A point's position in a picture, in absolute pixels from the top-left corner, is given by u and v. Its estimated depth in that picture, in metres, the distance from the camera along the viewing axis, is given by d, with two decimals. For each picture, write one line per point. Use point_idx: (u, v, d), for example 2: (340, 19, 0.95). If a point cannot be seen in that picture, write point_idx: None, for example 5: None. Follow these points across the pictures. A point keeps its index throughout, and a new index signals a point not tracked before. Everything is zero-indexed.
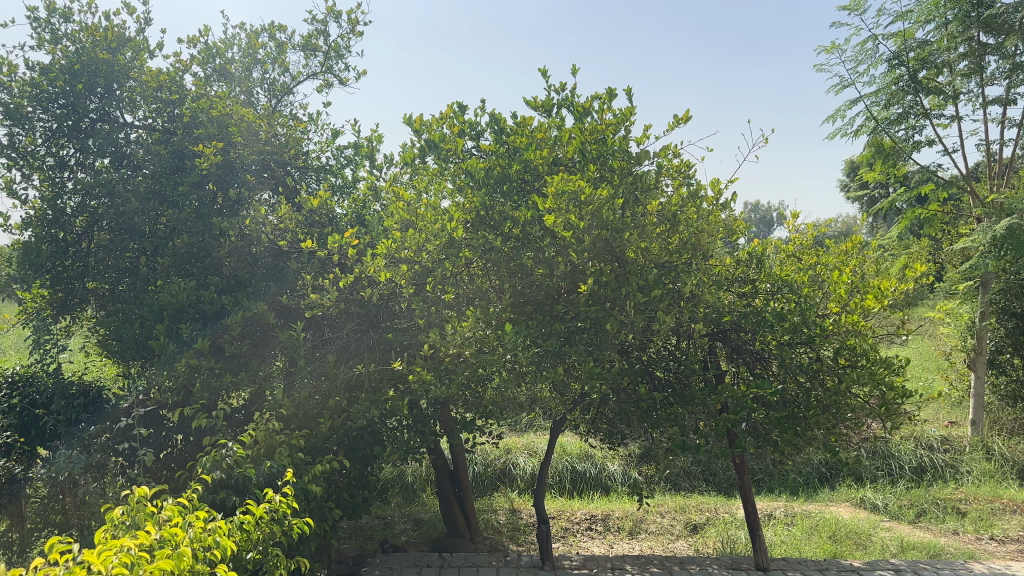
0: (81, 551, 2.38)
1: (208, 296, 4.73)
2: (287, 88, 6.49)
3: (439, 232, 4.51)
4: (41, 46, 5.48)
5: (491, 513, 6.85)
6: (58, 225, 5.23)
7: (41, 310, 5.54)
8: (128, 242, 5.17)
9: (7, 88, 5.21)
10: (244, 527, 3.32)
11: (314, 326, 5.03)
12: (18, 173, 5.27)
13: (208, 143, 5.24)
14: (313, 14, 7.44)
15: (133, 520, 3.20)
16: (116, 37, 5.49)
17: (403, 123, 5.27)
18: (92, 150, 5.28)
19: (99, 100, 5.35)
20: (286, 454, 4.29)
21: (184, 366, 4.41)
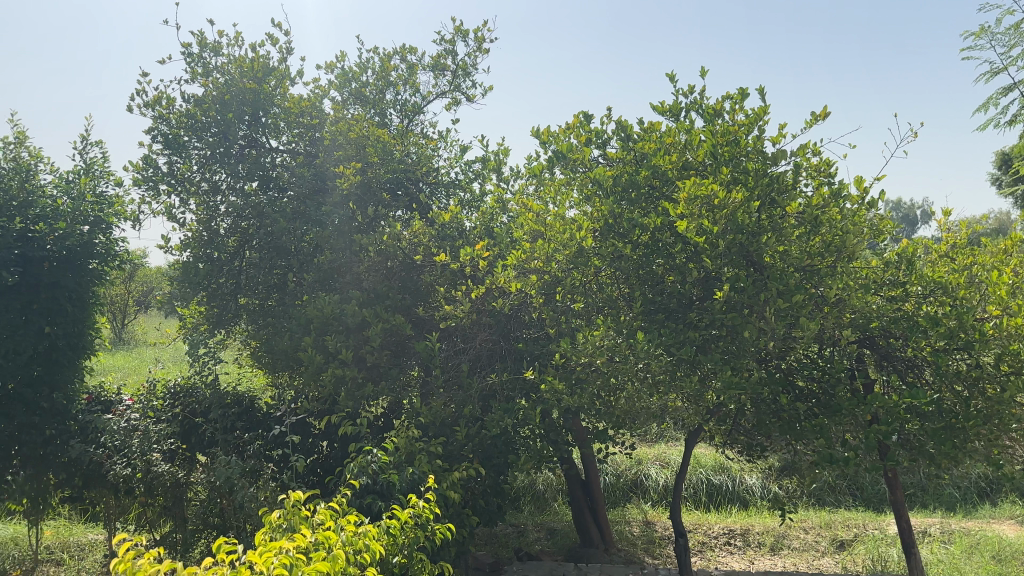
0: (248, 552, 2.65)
1: (350, 309, 4.92)
2: (419, 108, 6.48)
3: (569, 241, 4.56)
4: (195, 79, 5.73)
5: (625, 524, 6.78)
6: (214, 245, 5.59)
7: (199, 326, 5.84)
8: (276, 260, 5.46)
9: (167, 120, 5.55)
10: (391, 532, 3.48)
11: (448, 337, 5.15)
12: (176, 199, 5.61)
13: (347, 164, 5.43)
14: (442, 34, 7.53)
15: (291, 522, 3.45)
16: (261, 67, 5.66)
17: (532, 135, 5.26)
18: (243, 174, 5.53)
19: (247, 128, 5.58)
20: (426, 462, 4.41)
21: (330, 377, 4.78)
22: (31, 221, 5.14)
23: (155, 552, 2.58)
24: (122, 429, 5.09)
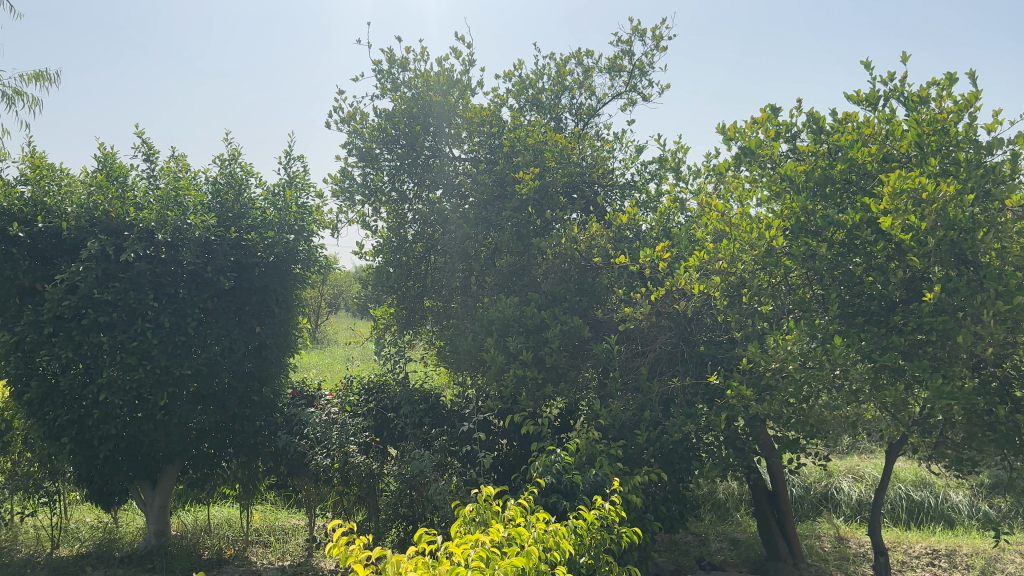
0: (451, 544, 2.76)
1: (529, 311, 5.01)
2: (595, 110, 6.49)
3: (759, 241, 4.40)
4: (384, 94, 6.06)
5: (814, 539, 6.44)
6: (402, 250, 5.88)
7: (389, 327, 6.15)
8: (458, 264, 5.65)
9: (361, 134, 5.91)
10: (579, 532, 3.51)
11: (627, 339, 5.10)
12: (370, 208, 5.94)
13: (526, 169, 5.51)
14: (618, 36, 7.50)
15: (482, 517, 3.56)
16: (446, 80, 5.90)
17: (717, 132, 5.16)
18: (429, 184, 5.81)
19: (433, 138, 5.84)
20: (608, 464, 4.41)
21: (512, 377, 4.91)
22: (244, 230, 5.62)
23: (364, 539, 2.76)
24: (322, 421, 5.54)
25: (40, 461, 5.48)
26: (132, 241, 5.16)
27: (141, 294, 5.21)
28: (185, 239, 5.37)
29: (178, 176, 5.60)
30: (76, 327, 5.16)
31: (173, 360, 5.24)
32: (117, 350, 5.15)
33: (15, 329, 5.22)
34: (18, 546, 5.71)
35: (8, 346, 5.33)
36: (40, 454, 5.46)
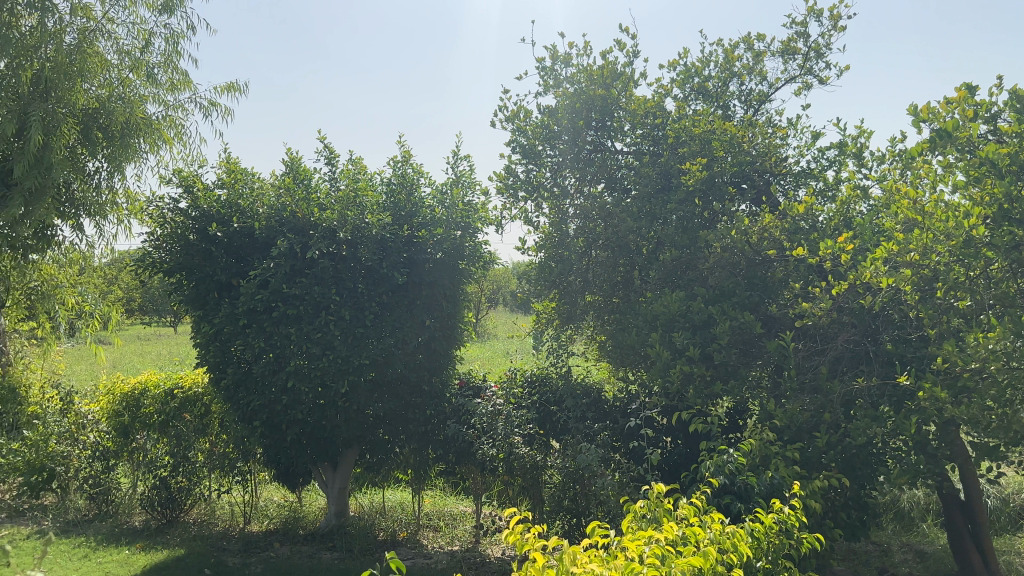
0: (627, 539, 2.74)
1: (697, 306, 4.86)
2: (766, 95, 6.21)
3: (955, 230, 4.07)
4: (547, 91, 6.08)
5: (1014, 555, 5.88)
6: (564, 246, 5.82)
7: (550, 321, 6.14)
8: (620, 258, 5.59)
9: (524, 132, 5.95)
10: (757, 535, 3.39)
11: (804, 336, 4.87)
12: (532, 204, 5.98)
13: (693, 160, 5.34)
14: (792, 16, 7.13)
15: (654, 514, 3.52)
16: (610, 72, 5.83)
17: (910, 113, 4.93)
18: (591, 178, 5.77)
19: (595, 132, 5.81)
20: (785, 466, 4.23)
21: (678, 373, 4.80)
22: (415, 228, 5.81)
23: (540, 528, 2.79)
24: (488, 412, 5.68)
25: (234, 442, 5.94)
26: (317, 239, 5.50)
27: (325, 289, 5.56)
28: (363, 236, 5.65)
29: (355, 177, 5.88)
30: (267, 319, 5.57)
31: (353, 351, 5.54)
32: (303, 341, 5.53)
33: (215, 320, 5.70)
34: (216, 520, 6.22)
35: (208, 337, 5.82)
36: (235, 436, 5.93)
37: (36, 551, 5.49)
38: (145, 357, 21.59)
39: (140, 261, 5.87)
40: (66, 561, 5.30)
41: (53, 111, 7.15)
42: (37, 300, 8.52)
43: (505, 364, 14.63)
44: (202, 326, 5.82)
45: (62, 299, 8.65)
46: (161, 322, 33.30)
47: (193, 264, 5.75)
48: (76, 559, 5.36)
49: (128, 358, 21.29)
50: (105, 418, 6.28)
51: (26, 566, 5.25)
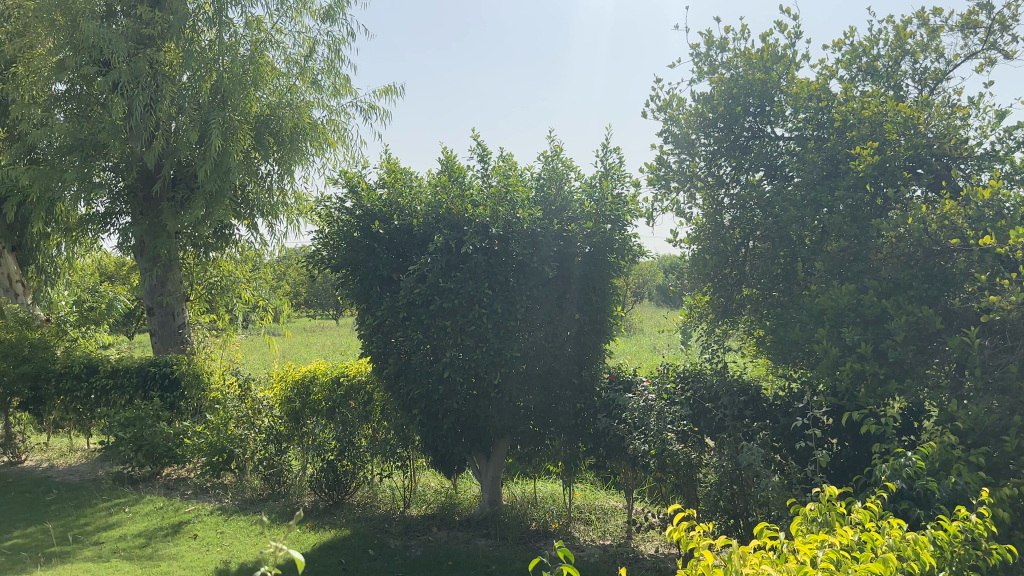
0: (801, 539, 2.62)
1: (868, 299, 4.60)
2: (943, 73, 5.79)
3: None
4: (702, 78, 5.93)
5: None
6: (721, 238, 5.67)
7: (703, 316, 5.96)
8: (780, 249, 5.36)
9: (677, 121, 5.86)
10: (942, 543, 3.15)
11: (990, 332, 4.51)
12: (686, 195, 5.87)
13: (863, 144, 5.04)
14: None
15: (826, 517, 3.34)
16: (771, 55, 5.63)
17: None
18: (749, 166, 5.57)
19: (754, 118, 5.60)
20: (970, 472, 3.93)
21: (848, 370, 4.57)
22: (565, 222, 5.78)
23: (707, 526, 2.71)
24: (640, 406, 5.59)
25: (395, 430, 6.20)
26: (470, 235, 5.60)
27: (478, 283, 5.63)
28: (514, 231, 5.72)
29: (507, 173, 5.95)
30: (425, 312, 5.76)
31: (506, 343, 5.62)
32: (459, 333, 5.68)
33: (377, 313, 5.96)
34: (378, 503, 6.52)
35: (371, 329, 6.10)
36: (395, 423, 6.19)
37: (220, 525, 5.96)
38: (308, 347, 23.00)
39: (312, 257, 6.31)
40: (246, 536, 5.73)
41: (230, 120, 7.96)
42: (219, 293, 9.41)
43: (652, 358, 14.39)
44: (366, 318, 6.12)
45: (239, 293, 9.56)
46: (319, 315, 35.30)
47: (357, 260, 6.04)
48: (254, 535, 5.77)
49: (293, 348, 22.78)
50: (278, 404, 6.68)
51: (211, 538, 5.70)
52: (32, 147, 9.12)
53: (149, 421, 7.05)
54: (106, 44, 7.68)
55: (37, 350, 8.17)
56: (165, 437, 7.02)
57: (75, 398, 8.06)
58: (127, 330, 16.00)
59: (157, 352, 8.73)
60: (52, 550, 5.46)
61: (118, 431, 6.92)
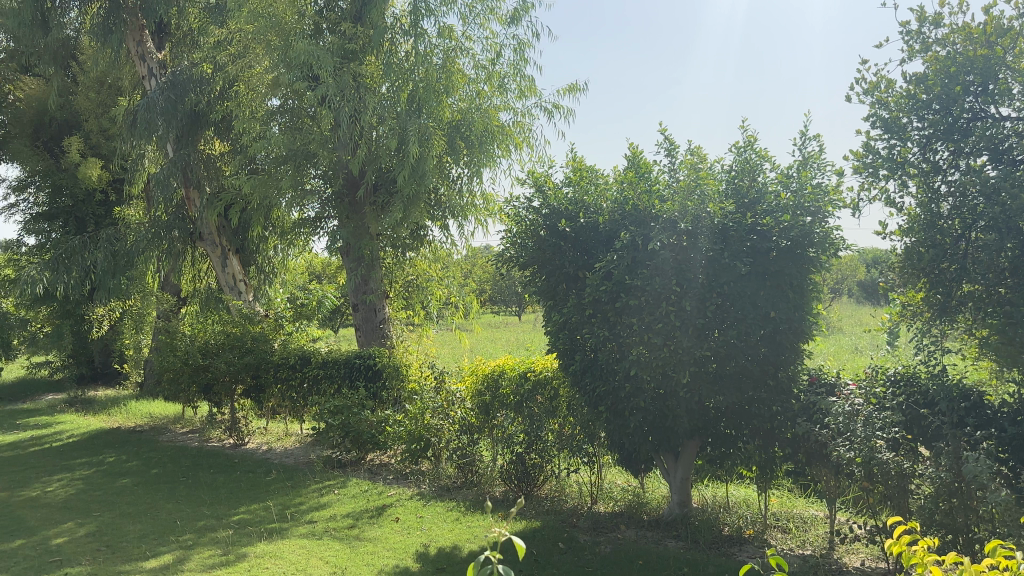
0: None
1: None
2: None
3: None
4: (913, 58, 5.52)
5: None
6: (936, 230, 5.25)
7: (918, 315, 5.50)
8: (1006, 242, 4.77)
9: (886, 105, 5.52)
10: None
11: None
12: (896, 183, 5.48)
13: None
14: None
15: None
16: (996, 28, 5.16)
17: None
18: (970, 151, 5.11)
19: (975, 98, 5.12)
20: None
21: None
22: (759, 216, 5.53)
23: (929, 541, 2.53)
24: (845, 411, 5.21)
25: (581, 426, 6.24)
26: (657, 231, 5.47)
27: (666, 280, 5.48)
28: (703, 226, 5.51)
29: (696, 167, 5.82)
30: (611, 308, 5.74)
31: (696, 342, 5.43)
32: (646, 331, 5.54)
33: (564, 310, 6.05)
34: (566, 497, 6.62)
35: (558, 325, 6.18)
36: (581, 419, 6.21)
37: (419, 510, 6.28)
38: (492, 342, 23.77)
39: (502, 256, 6.51)
40: (442, 522, 6.00)
41: (425, 126, 8.34)
42: (414, 291, 9.99)
43: (853, 359, 13.51)
44: (553, 315, 6.21)
45: (433, 290, 10.06)
46: (500, 309, 36.43)
47: (544, 258, 6.17)
48: (450, 521, 6.03)
49: (479, 343, 23.65)
50: (470, 397, 7.01)
51: (410, 522, 6.03)
52: (252, 159, 10.06)
53: (355, 409, 7.57)
54: (314, 60, 8.25)
55: (259, 343, 8.91)
56: (370, 424, 7.49)
57: (290, 387, 8.88)
58: (332, 325, 17.32)
59: (361, 345, 9.38)
60: (274, 525, 5.99)
61: (328, 418, 7.51)
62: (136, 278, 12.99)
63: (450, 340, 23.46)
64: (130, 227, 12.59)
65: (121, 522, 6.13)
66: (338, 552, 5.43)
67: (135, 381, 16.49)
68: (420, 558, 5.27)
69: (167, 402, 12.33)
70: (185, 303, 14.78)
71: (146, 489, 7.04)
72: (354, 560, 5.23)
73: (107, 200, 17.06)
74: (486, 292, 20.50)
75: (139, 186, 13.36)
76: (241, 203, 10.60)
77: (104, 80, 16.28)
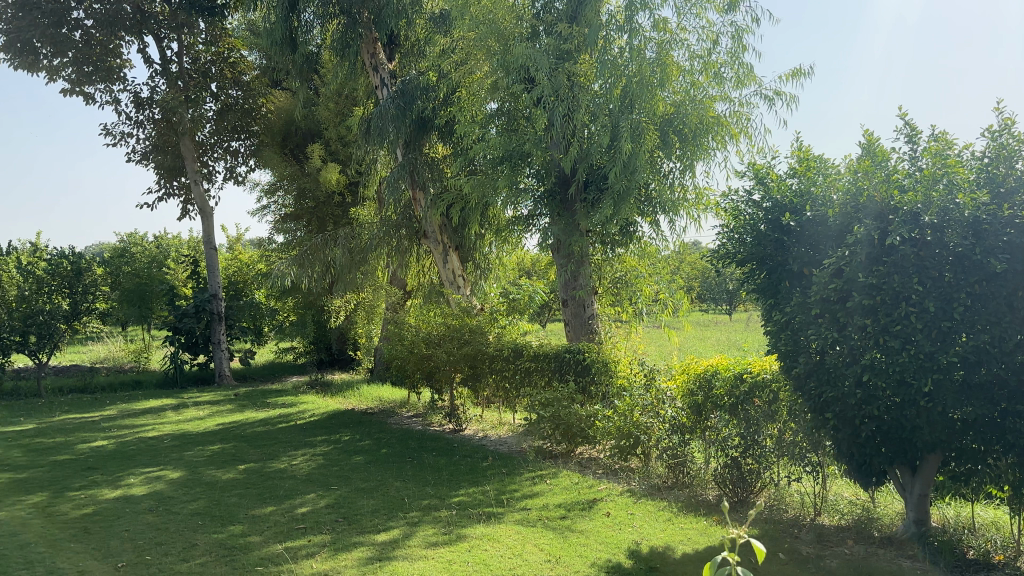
0: None
1: None
2: None
3: None
4: None
5: None
6: None
7: None
8: None
9: None
10: None
11: None
12: None
13: None
14: None
15: None
16: None
17: None
18: None
19: None
20: None
21: None
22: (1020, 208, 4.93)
23: None
24: None
25: (804, 433, 5.91)
26: (895, 225, 5.11)
27: (906, 278, 5.06)
28: (951, 219, 5.06)
29: (943, 154, 5.34)
30: (840, 309, 5.37)
31: (940, 346, 4.94)
32: (882, 333, 5.14)
33: (787, 309, 5.79)
34: (786, 506, 6.36)
35: (779, 326, 5.92)
36: (805, 426, 5.89)
37: (630, 506, 6.28)
38: (703, 342, 23.09)
39: (718, 253, 6.36)
40: (654, 521, 5.95)
41: (637, 121, 8.38)
42: (623, 288, 10.13)
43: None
44: (775, 314, 5.97)
45: (642, 287, 10.10)
46: (706, 305, 35.62)
47: (765, 254, 6.00)
48: (663, 521, 5.96)
49: (690, 343, 23.04)
50: (681, 395, 6.88)
51: (622, 518, 6.03)
52: (472, 160, 10.65)
53: (565, 402, 7.74)
54: (532, 62, 8.55)
55: (476, 334, 9.35)
56: (579, 417, 7.63)
57: (504, 377, 9.17)
58: (541, 320, 17.78)
59: (571, 340, 9.57)
60: (491, 509, 6.24)
61: (539, 409, 7.77)
62: (368, 272, 14.05)
63: (659, 338, 23.10)
64: (363, 226, 13.75)
65: (355, 496, 6.66)
66: (552, 540, 5.55)
67: (366, 366, 17.90)
68: (632, 555, 5.24)
69: (396, 386, 13.29)
70: (411, 296, 16.07)
71: (377, 467, 7.61)
72: (567, 552, 5.31)
73: (344, 202, 18.82)
74: (697, 289, 19.97)
75: (372, 189, 14.46)
76: (462, 203, 11.31)
77: (342, 91, 17.75)
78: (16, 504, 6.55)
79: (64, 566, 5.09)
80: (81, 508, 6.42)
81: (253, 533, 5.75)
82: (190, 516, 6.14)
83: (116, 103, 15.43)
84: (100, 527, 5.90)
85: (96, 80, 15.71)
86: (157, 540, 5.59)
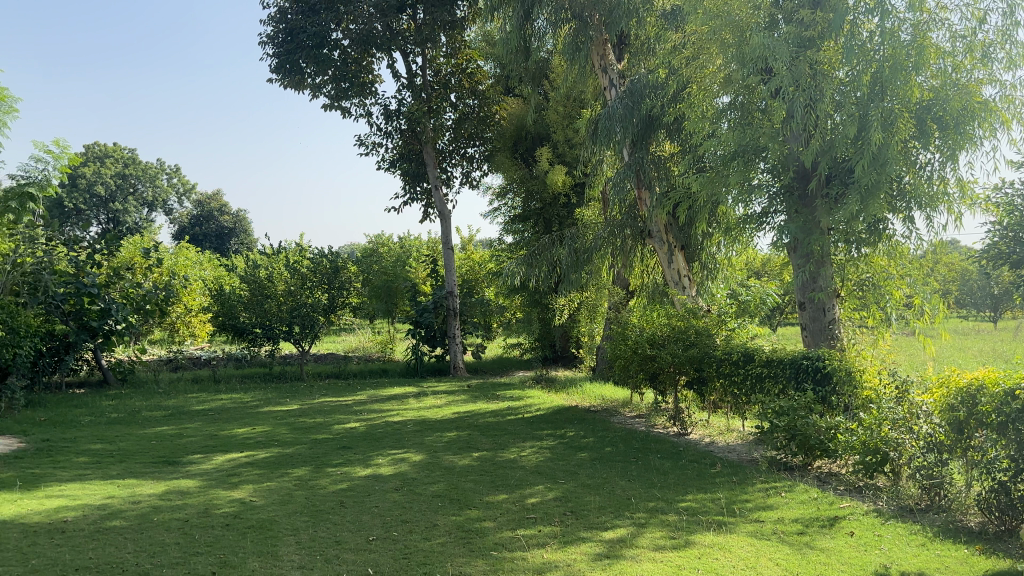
0: None
1: None
2: None
3: None
4: None
5: None
6: None
7: None
8: None
9: None
10: None
11: None
12: None
13: None
14: None
15: None
16: None
17: None
18: None
19: None
20: None
21: None
22: None
23: None
24: None
25: None
26: None
27: None
28: None
29: None
30: None
31: None
32: None
33: None
34: None
35: None
36: None
37: (877, 527, 5.81)
38: (963, 352, 20.78)
39: None
40: (906, 545, 5.45)
41: (889, 109, 7.79)
42: (869, 291, 9.44)
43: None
44: None
45: (892, 290, 9.37)
46: (966, 309, 32.08)
47: None
48: (916, 545, 5.45)
49: (946, 353, 20.86)
50: (938, 411, 6.24)
51: (868, 539, 5.58)
52: (701, 158, 10.42)
53: (802, 412, 7.42)
54: (770, 53, 8.23)
55: (703, 337, 9.19)
56: (818, 429, 7.23)
57: (733, 382, 8.83)
58: (771, 324, 16.98)
59: (809, 346, 9.18)
60: (722, 518, 6.06)
61: (773, 418, 7.53)
62: (592, 272, 14.22)
63: (911, 347, 21.13)
64: (589, 227, 13.97)
65: (581, 491, 6.75)
66: (790, 556, 5.26)
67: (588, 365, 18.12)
68: None
69: (616, 388, 13.34)
70: (633, 295, 16.28)
71: (602, 465, 7.67)
72: (807, 568, 5.01)
73: (569, 203, 19.17)
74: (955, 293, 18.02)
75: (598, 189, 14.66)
76: (690, 201, 10.94)
77: (570, 95, 18.19)
78: (286, 476, 7.36)
79: (326, 535, 5.62)
80: (337, 483, 7.07)
81: (487, 519, 6.00)
82: (431, 498, 6.54)
83: (369, 116, 16.81)
84: (353, 502, 6.46)
85: (352, 95, 17.15)
86: (402, 518, 6.02)
